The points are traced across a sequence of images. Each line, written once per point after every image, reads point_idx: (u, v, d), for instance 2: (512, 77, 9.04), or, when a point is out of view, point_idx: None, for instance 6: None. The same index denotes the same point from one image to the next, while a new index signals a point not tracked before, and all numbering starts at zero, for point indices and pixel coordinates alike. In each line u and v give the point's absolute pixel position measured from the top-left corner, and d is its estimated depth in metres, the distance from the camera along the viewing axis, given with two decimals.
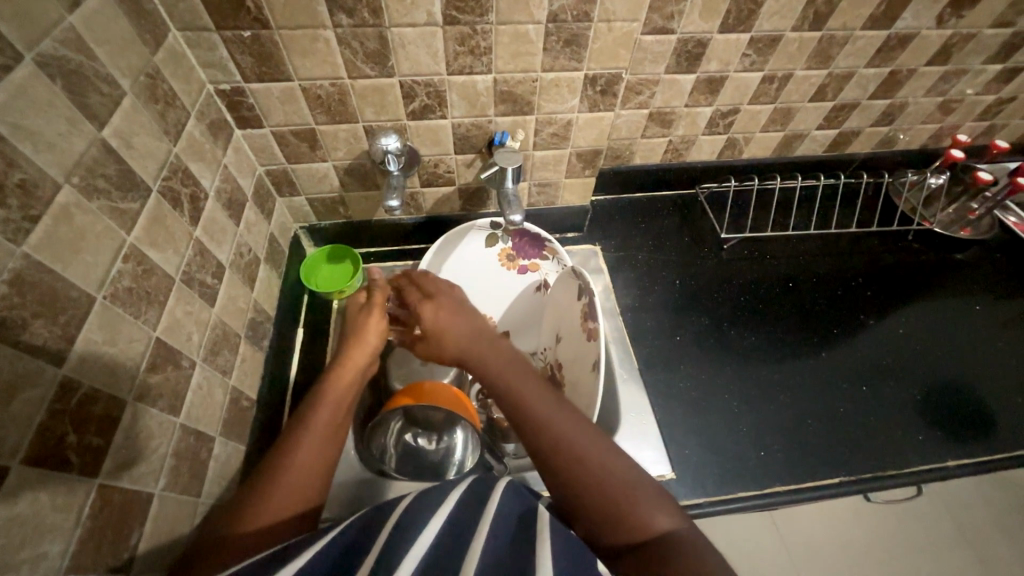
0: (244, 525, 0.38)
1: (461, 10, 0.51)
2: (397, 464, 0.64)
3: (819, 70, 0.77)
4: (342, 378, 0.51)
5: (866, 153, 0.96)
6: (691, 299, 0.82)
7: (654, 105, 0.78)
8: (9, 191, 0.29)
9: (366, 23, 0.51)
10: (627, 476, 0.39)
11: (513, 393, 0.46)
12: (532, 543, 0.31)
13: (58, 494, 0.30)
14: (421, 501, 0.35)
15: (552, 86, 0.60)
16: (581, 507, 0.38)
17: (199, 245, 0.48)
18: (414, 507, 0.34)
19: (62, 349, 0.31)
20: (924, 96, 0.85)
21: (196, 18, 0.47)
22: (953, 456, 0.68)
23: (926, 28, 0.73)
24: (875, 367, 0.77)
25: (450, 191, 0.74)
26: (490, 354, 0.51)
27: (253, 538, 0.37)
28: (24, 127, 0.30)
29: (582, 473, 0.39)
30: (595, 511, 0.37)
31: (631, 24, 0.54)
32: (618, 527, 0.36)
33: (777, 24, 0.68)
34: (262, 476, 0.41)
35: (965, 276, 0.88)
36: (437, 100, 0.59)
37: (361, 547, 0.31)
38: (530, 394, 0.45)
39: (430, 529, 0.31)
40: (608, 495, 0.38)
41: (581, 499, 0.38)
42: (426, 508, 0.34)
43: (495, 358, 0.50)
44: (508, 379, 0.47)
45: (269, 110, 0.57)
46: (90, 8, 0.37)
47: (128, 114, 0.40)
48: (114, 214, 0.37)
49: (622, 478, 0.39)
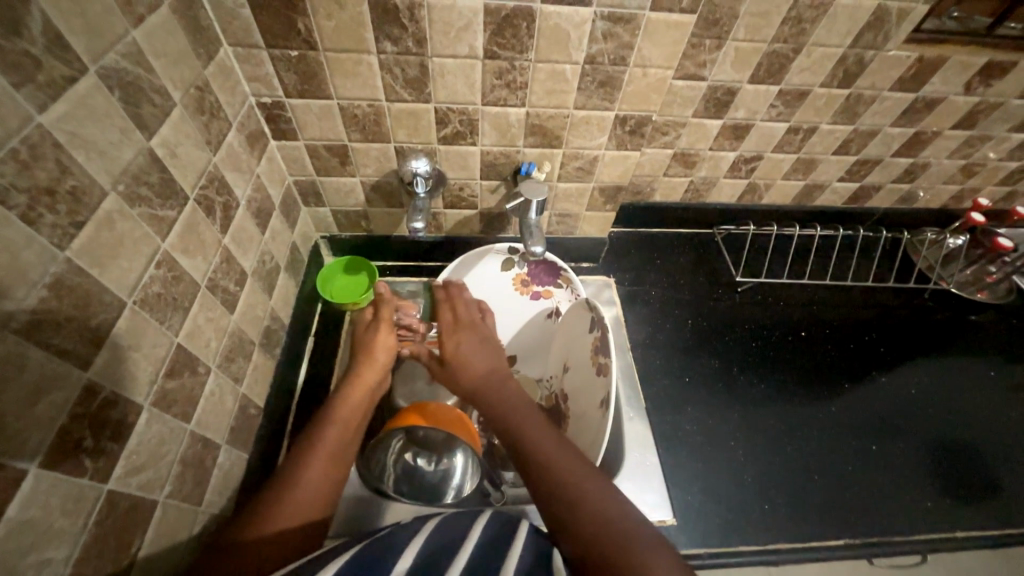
0: (252, 531, 0.38)
1: (502, 46, 0.52)
2: (393, 484, 0.63)
3: (844, 125, 0.78)
4: (354, 397, 0.52)
5: (885, 208, 0.97)
6: (702, 340, 0.82)
7: (679, 146, 0.79)
8: (60, 197, 0.30)
9: (409, 52, 0.52)
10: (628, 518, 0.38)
11: (519, 429, 0.47)
12: None
13: (69, 499, 0.30)
14: (440, 541, 0.36)
15: (581, 124, 0.61)
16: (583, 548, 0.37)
17: (227, 252, 0.49)
18: (430, 550, 0.34)
19: (89, 353, 0.32)
20: (947, 157, 0.86)
21: (248, 35, 0.49)
22: (962, 526, 0.66)
23: (953, 94, 0.74)
24: (884, 424, 0.75)
25: (471, 214, 0.74)
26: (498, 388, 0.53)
27: (260, 544, 0.37)
28: (81, 136, 0.31)
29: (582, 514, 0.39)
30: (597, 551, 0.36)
31: (665, 71, 0.56)
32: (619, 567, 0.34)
33: (807, 79, 0.70)
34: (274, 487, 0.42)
35: (980, 338, 0.88)
36: (469, 127, 0.61)
37: (375, 567, 0.31)
38: (533, 431, 0.46)
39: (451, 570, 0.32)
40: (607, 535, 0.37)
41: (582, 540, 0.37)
42: (442, 553, 0.34)
43: (501, 393, 0.52)
44: (513, 415, 0.49)
45: (305, 124, 0.58)
46: (153, 23, 0.38)
47: (176, 125, 0.41)
48: (152, 220, 0.38)
49: (623, 523, 0.38)
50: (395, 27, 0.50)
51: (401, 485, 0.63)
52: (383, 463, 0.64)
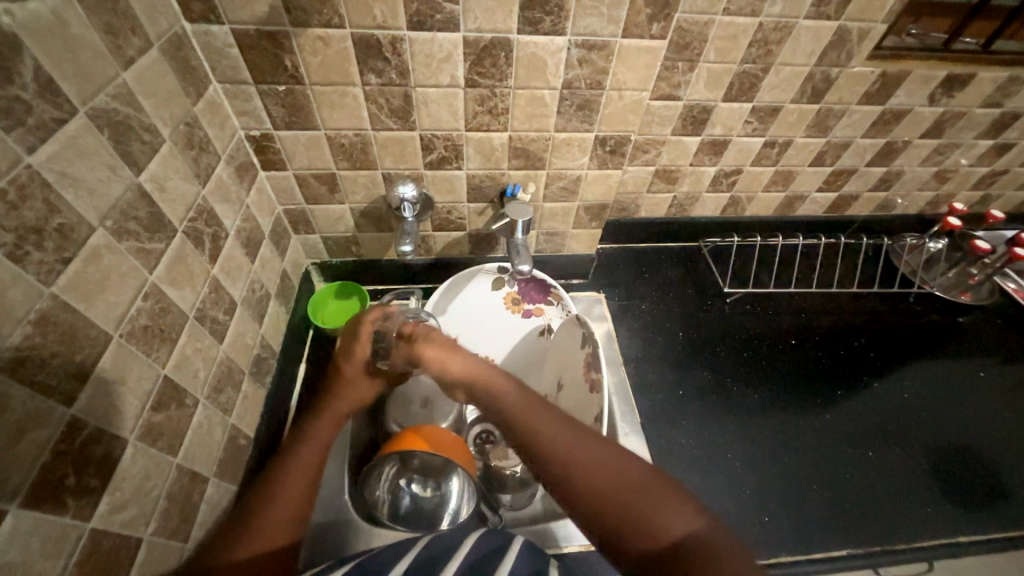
0: (241, 550, 0.38)
1: (483, 75, 0.55)
2: (387, 511, 0.62)
3: (818, 138, 0.80)
4: (331, 415, 0.50)
5: (865, 216, 0.99)
6: (695, 353, 0.82)
7: (660, 163, 0.81)
8: (47, 235, 0.30)
9: (393, 82, 0.54)
10: (715, 547, 0.34)
11: (577, 463, 0.40)
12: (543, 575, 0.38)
13: (49, 539, 0.29)
14: (438, 546, 0.41)
15: (563, 145, 0.63)
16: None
17: (215, 282, 0.49)
18: (428, 557, 0.39)
19: (74, 388, 0.32)
20: (920, 165, 0.89)
21: (236, 73, 0.51)
22: (965, 532, 0.66)
23: (919, 105, 0.77)
24: (878, 428, 0.75)
25: (459, 236, 0.76)
26: (519, 410, 0.45)
27: (242, 571, 0.37)
28: (69, 175, 0.32)
29: (674, 547, 0.34)
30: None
31: (640, 93, 0.58)
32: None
33: (778, 96, 0.73)
34: (259, 500, 0.42)
35: (969, 339, 0.89)
36: (454, 152, 0.62)
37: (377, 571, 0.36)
38: (595, 461, 0.40)
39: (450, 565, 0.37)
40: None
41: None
42: (438, 559, 0.38)
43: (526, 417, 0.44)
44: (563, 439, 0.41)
45: (293, 154, 0.60)
46: (142, 64, 0.40)
47: (164, 160, 0.42)
48: (139, 254, 0.38)
49: (718, 537, 0.35)
50: (378, 60, 0.52)
51: (396, 511, 0.62)
52: (375, 492, 0.62)
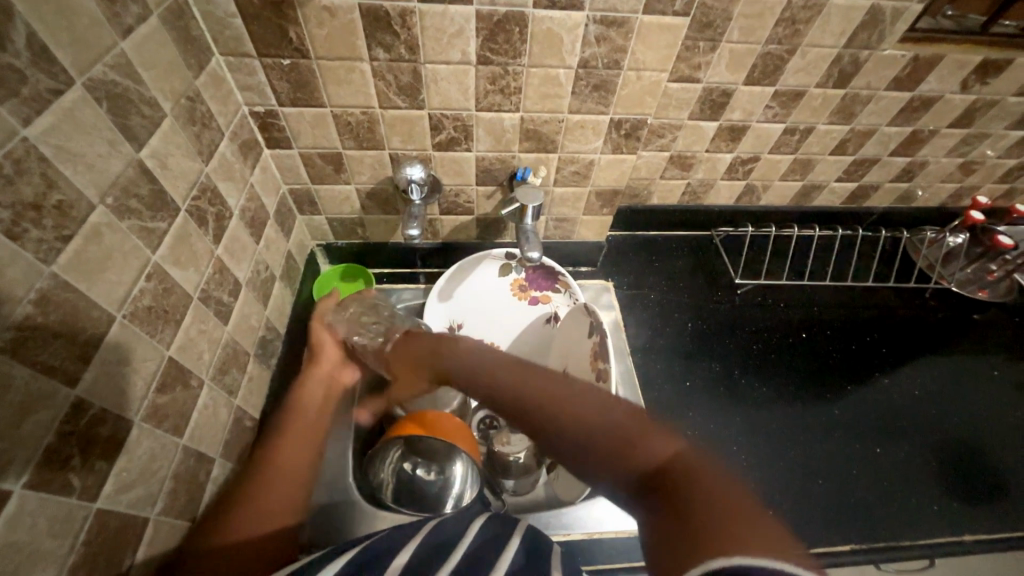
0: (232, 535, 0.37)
1: (495, 52, 0.52)
2: (392, 494, 0.62)
3: (841, 125, 0.77)
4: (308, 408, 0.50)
5: (883, 208, 0.96)
6: (703, 344, 0.81)
7: (675, 148, 0.79)
8: (46, 212, 0.29)
9: (402, 58, 0.52)
10: (702, 470, 0.29)
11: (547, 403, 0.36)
12: (547, 560, 0.38)
13: (56, 520, 0.29)
14: (443, 531, 0.40)
15: (577, 127, 0.61)
16: (658, 531, 0.27)
17: (220, 263, 0.48)
18: (430, 544, 0.38)
19: (77, 370, 0.31)
20: (945, 156, 0.86)
21: (239, 45, 0.49)
22: (969, 530, 0.65)
23: (950, 92, 0.74)
24: (886, 424, 0.75)
25: (467, 220, 0.74)
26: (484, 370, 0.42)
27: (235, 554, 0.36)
28: (67, 149, 0.31)
29: (656, 473, 0.30)
30: (682, 529, 0.26)
31: (659, 74, 0.55)
32: (712, 543, 0.25)
33: (802, 80, 0.69)
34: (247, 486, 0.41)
35: (984, 336, 0.87)
36: (463, 133, 0.60)
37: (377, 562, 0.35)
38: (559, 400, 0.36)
39: (453, 554, 0.36)
40: (700, 516, 0.27)
41: (660, 518, 0.28)
42: (439, 547, 0.37)
43: (491, 376, 0.41)
44: (528, 382, 0.38)
45: (298, 132, 0.58)
46: (141, 34, 0.38)
47: (166, 136, 0.41)
48: (142, 233, 0.38)
49: (704, 458, 0.30)
50: (387, 34, 0.50)
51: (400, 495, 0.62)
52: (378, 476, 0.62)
